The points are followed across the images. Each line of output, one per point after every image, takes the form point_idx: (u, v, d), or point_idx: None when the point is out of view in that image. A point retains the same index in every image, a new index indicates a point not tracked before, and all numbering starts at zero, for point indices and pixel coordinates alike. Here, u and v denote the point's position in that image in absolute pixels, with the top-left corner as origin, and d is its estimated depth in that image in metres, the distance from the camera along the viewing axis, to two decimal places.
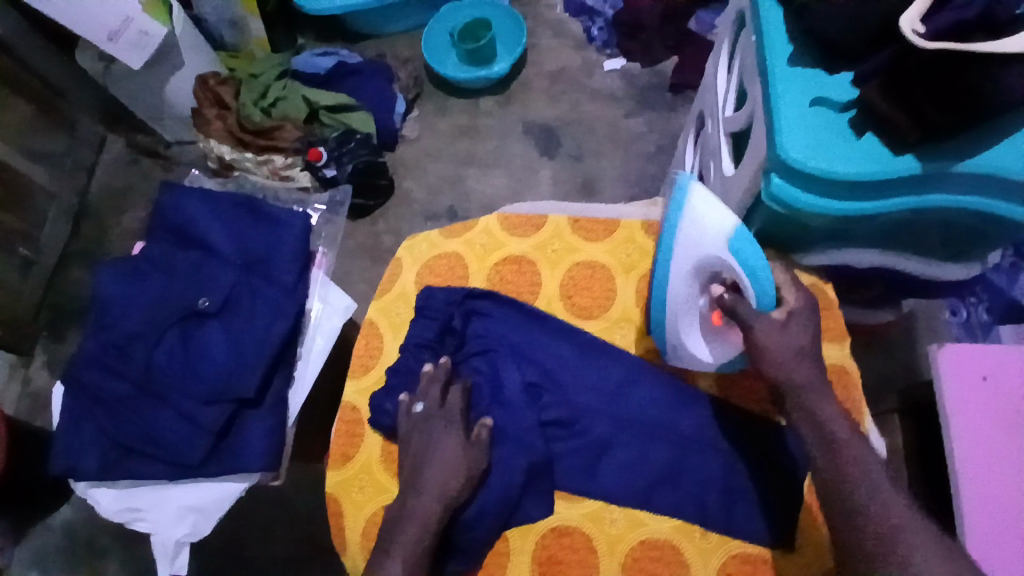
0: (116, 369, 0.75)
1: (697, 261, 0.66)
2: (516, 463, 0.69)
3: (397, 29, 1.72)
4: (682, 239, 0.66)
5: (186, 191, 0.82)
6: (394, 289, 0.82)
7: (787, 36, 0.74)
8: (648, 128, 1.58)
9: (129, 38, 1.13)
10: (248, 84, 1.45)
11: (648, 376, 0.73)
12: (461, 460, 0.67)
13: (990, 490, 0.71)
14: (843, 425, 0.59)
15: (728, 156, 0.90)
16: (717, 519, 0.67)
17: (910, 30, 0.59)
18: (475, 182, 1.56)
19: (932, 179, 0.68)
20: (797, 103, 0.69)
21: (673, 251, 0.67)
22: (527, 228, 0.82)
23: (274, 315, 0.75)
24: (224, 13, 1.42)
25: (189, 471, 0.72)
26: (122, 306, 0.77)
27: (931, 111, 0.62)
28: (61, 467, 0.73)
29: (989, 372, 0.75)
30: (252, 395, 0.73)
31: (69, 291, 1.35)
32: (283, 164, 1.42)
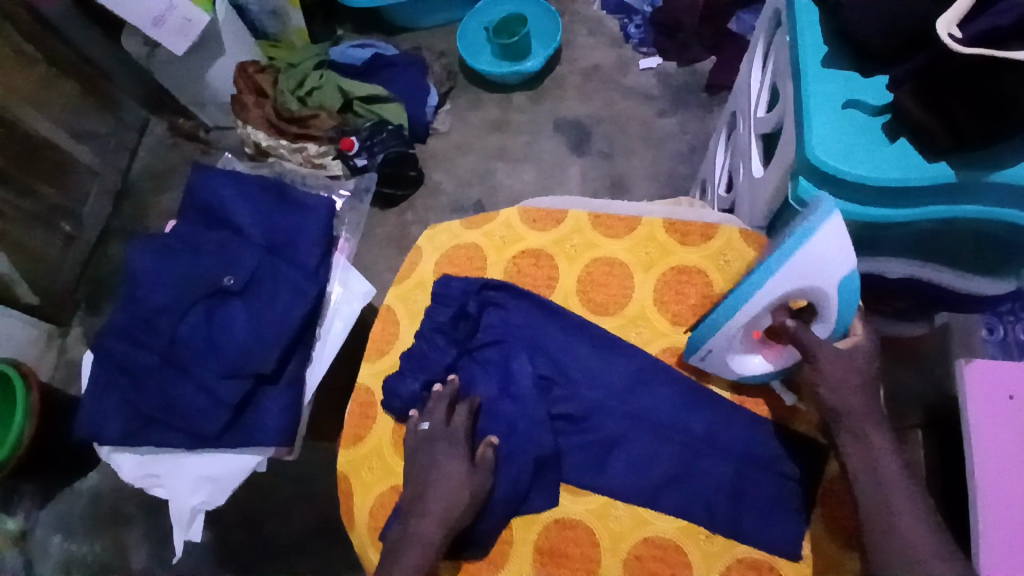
0: (143, 340, 0.77)
1: (795, 293, 0.60)
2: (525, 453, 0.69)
3: (434, 23, 1.73)
4: (796, 271, 0.58)
5: (218, 172, 0.84)
6: (412, 276, 0.83)
7: (822, 37, 0.72)
8: (681, 128, 1.56)
9: (172, 25, 1.17)
10: (287, 73, 1.48)
11: (661, 375, 0.73)
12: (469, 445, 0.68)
13: (1010, 511, 0.68)
14: None
15: (757, 157, 0.88)
16: (723, 523, 0.66)
17: (947, 33, 0.58)
18: (503, 176, 1.56)
19: (966, 189, 0.66)
20: (828, 104, 0.68)
21: (779, 280, 0.59)
22: (547, 222, 0.82)
23: (295, 295, 0.77)
24: (267, 3, 1.46)
25: (208, 443, 0.75)
26: (151, 280, 0.79)
27: (965, 118, 0.60)
28: (88, 432, 0.76)
29: (1016, 390, 0.72)
30: (270, 372, 0.75)
31: (107, 266, 1.40)
32: (316, 152, 1.45)
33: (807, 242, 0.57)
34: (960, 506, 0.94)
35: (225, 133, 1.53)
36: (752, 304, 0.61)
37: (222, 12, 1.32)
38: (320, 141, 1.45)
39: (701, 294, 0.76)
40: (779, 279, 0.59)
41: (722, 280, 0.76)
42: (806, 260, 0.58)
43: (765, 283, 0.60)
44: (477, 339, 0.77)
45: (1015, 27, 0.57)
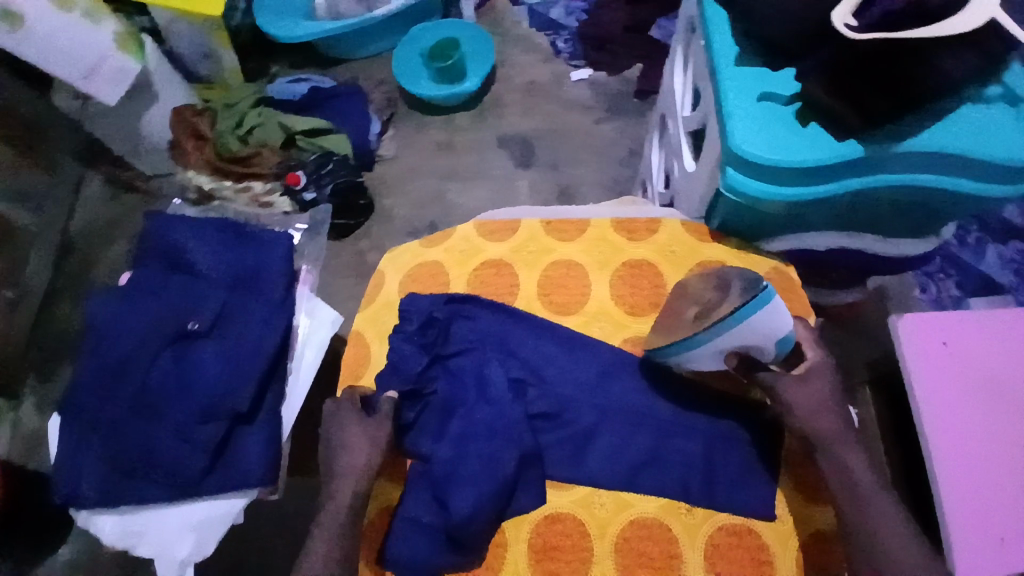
0: (112, 393, 0.76)
1: (741, 342, 0.65)
2: (506, 454, 0.71)
3: (370, 53, 1.77)
4: (739, 330, 0.63)
5: (173, 217, 0.85)
6: (379, 298, 0.86)
7: (733, 39, 0.79)
8: (620, 134, 1.64)
9: (105, 75, 1.18)
10: (224, 113, 1.50)
11: (625, 366, 0.77)
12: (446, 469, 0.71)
13: (961, 455, 0.72)
14: (788, 384, 0.67)
15: (688, 154, 0.94)
16: (699, 495, 0.70)
17: (842, 23, 0.65)
18: (455, 195, 1.60)
19: (876, 161, 0.72)
20: (745, 100, 0.74)
21: (723, 336, 0.64)
22: (503, 233, 0.87)
23: (263, 329, 0.78)
24: (197, 47, 1.48)
25: (189, 490, 0.74)
26: (115, 331, 0.78)
27: (872, 99, 0.67)
28: (63, 496, 0.73)
29: (948, 337, 0.78)
30: (245, 410, 0.75)
31: (57, 328, 1.35)
32: (263, 191, 1.44)
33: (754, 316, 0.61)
34: (912, 456, 1.02)
35: (167, 179, 1.52)
36: (705, 346, 0.66)
37: (152, 59, 1.32)
38: (265, 178, 1.45)
39: (654, 285, 0.81)
40: (750, 322, 0.62)
41: (671, 270, 0.82)
42: (778, 309, 0.62)
43: (749, 316, 0.62)
44: (449, 349, 0.80)
45: (903, 10, 0.66)
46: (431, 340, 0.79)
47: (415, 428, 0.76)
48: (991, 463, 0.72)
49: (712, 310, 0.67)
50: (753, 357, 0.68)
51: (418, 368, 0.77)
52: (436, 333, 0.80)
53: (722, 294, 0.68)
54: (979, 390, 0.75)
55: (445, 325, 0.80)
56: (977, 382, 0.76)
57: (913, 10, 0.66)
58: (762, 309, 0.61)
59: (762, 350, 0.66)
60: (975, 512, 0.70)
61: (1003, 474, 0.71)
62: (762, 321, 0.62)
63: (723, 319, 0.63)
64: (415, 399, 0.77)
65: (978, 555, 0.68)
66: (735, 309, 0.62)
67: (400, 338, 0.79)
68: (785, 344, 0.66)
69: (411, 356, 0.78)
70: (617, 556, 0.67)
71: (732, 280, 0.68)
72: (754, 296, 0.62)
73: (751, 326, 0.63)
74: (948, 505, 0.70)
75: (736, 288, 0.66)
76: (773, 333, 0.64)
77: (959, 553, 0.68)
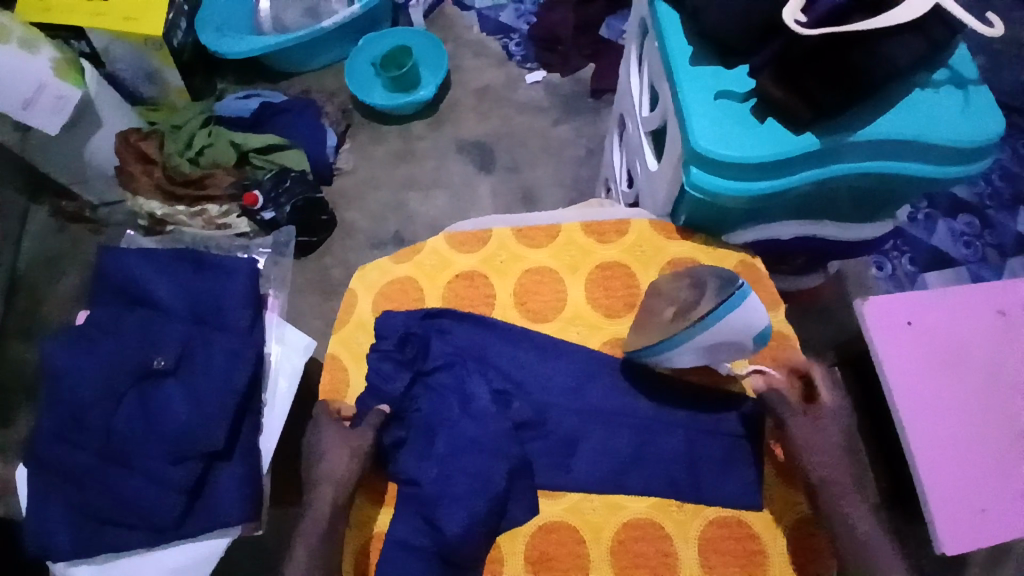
0: (78, 440, 0.73)
1: (720, 339, 0.65)
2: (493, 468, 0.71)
3: (320, 64, 1.73)
4: (716, 327, 0.64)
5: (128, 250, 0.81)
6: (351, 319, 0.83)
7: (686, 38, 0.79)
8: (577, 134, 1.65)
9: (44, 105, 1.12)
10: (173, 136, 1.43)
11: (606, 368, 0.78)
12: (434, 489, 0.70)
13: (932, 427, 0.76)
14: None
15: (650, 153, 0.95)
16: (685, 490, 0.71)
17: (793, 19, 0.66)
18: (417, 205, 1.58)
19: (832, 152, 0.74)
20: (703, 99, 0.75)
21: (702, 334, 0.64)
22: (473, 243, 0.85)
23: (231, 363, 0.74)
24: (138, 68, 1.44)
25: (168, 534, 0.71)
26: (75, 376, 0.74)
27: (820, 90, 0.69)
28: (35, 550, 0.70)
29: (912, 316, 0.81)
30: (221, 448, 0.72)
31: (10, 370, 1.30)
32: (218, 213, 1.39)
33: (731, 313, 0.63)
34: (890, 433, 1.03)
35: (115, 208, 1.46)
36: (685, 346, 0.66)
37: (93, 84, 1.27)
38: (219, 200, 1.39)
39: (627, 285, 0.82)
40: (727, 320, 0.63)
41: (642, 270, 0.83)
42: (753, 306, 0.63)
43: (726, 315, 0.63)
44: (429, 364, 0.78)
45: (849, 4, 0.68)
46: (411, 357, 0.79)
47: (402, 448, 0.74)
48: (960, 433, 0.76)
49: (690, 309, 0.67)
50: (734, 353, 0.68)
51: (400, 388, 0.77)
52: (415, 350, 0.79)
53: (697, 294, 0.68)
54: (943, 364, 0.79)
55: (424, 341, 0.79)
56: (941, 356, 0.79)
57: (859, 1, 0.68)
58: (738, 307, 0.62)
59: (742, 346, 0.67)
60: (949, 481, 0.74)
61: (971, 440, 0.76)
62: (738, 320, 0.63)
63: (701, 319, 0.64)
64: (401, 416, 0.76)
65: (957, 520, 0.73)
66: (712, 309, 0.63)
67: (379, 355, 0.78)
68: (763, 338, 0.66)
69: (391, 375, 0.77)
70: (613, 559, 0.68)
71: (706, 279, 0.69)
72: (730, 296, 0.62)
73: (728, 324, 0.64)
74: (926, 477, 0.74)
75: (711, 287, 0.67)
76: (751, 328, 0.65)
77: (939, 520, 0.73)
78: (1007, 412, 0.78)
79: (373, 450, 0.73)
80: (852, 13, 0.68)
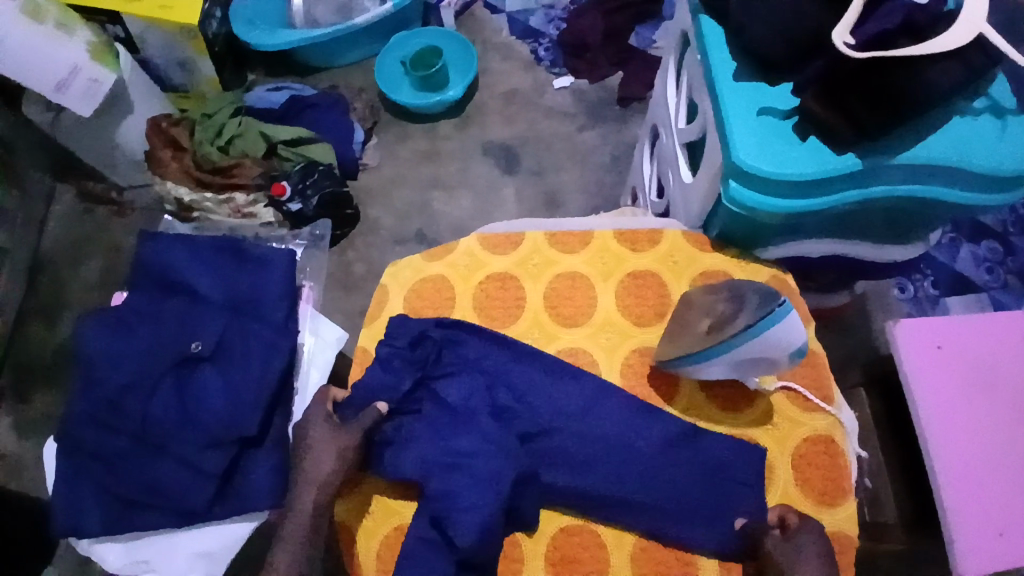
0: (112, 423, 0.73)
1: (755, 355, 0.66)
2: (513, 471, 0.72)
3: (350, 60, 1.75)
4: (751, 343, 0.64)
5: (167, 237, 0.82)
6: (383, 314, 0.84)
7: (729, 54, 0.79)
8: (603, 141, 1.66)
9: (78, 88, 1.14)
10: (203, 124, 1.44)
11: (635, 375, 0.79)
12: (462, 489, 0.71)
13: (958, 452, 0.77)
14: None
15: (685, 164, 0.95)
16: (699, 500, 0.72)
17: (842, 42, 0.66)
18: (440, 204, 1.59)
19: (872, 173, 0.74)
20: (746, 114, 0.75)
21: (736, 348, 0.65)
22: (506, 246, 0.86)
23: (267, 352, 0.76)
24: (173, 56, 1.46)
25: (197, 518, 0.72)
26: (112, 359, 0.75)
27: (864, 110, 0.69)
28: (65, 527, 0.71)
29: (942, 340, 0.81)
30: (255, 434, 0.73)
31: (33, 348, 1.35)
32: (245, 202, 1.41)
33: (769, 330, 0.63)
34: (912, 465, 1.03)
35: (141, 192, 1.48)
36: (719, 359, 0.67)
37: (128, 70, 1.29)
38: (248, 189, 1.41)
39: (659, 295, 0.82)
40: (763, 337, 0.63)
41: (674, 281, 0.83)
42: (791, 324, 0.63)
43: (763, 332, 0.63)
44: (445, 363, 0.79)
45: (899, 28, 0.68)
46: (421, 359, 0.79)
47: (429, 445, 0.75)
48: (985, 458, 0.76)
49: (725, 321, 0.68)
50: (767, 369, 0.69)
51: (404, 387, 0.77)
52: (426, 353, 0.80)
53: (734, 307, 0.68)
54: (971, 389, 0.79)
55: (437, 347, 0.80)
56: (969, 381, 0.79)
57: (903, 27, 0.68)
58: (775, 326, 0.62)
59: (775, 362, 0.67)
60: (972, 505, 0.74)
61: (998, 467, 0.76)
62: (774, 338, 0.64)
63: (736, 334, 0.64)
64: (400, 414, 0.77)
65: (980, 548, 0.73)
66: (749, 326, 0.63)
67: (389, 349, 0.79)
68: (798, 354, 0.66)
69: (398, 372, 0.78)
70: (634, 563, 0.70)
71: (745, 293, 0.69)
72: (764, 317, 0.63)
73: (764, 341, 0.64)
74: (949, 502, 0.74)
75: (751, 302, 0.67)
76: (787, 345, 0.65)
77: (961, 546, 0.73)
78: None
79: (366, 452, 0.73)
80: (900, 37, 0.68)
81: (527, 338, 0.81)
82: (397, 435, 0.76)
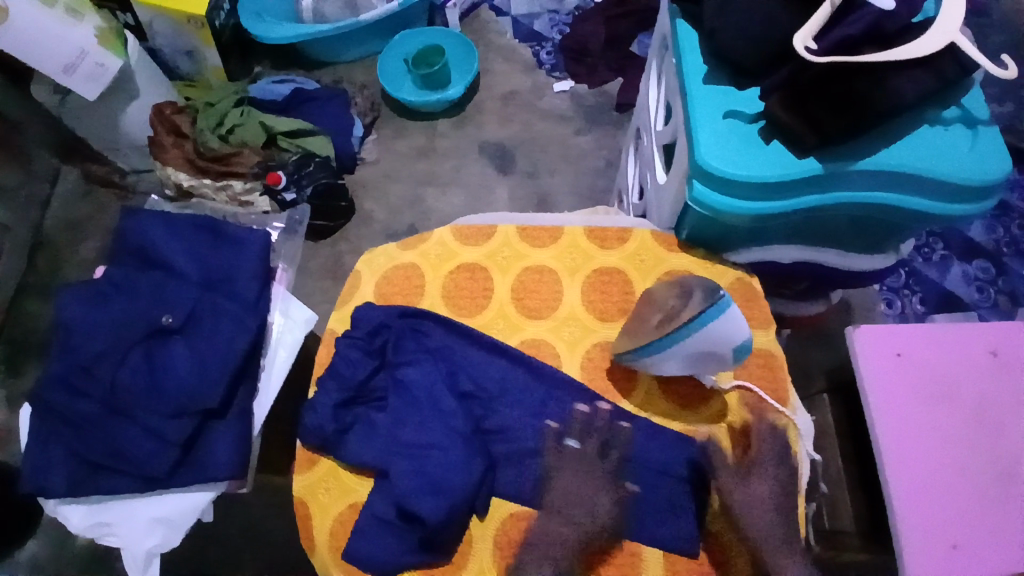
0: (83, 388, 0.76)
1: (702, 349, 0.68)
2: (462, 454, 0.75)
3: (353, 56, 1.78)
4: (698, 332, 0.67)
5: (148, 214, 0.84)
6: (354, 299, 0.87)
7: (701, 58, 0.81)
8: (598, 145, 1.67)
9: (84, 71, 1.17)
10: (205, 112, 1.47)
11: (593, 369, 0.80)
12: (416, 473, 0.72)
13: (911, 459, 0.77)
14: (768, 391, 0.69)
15: (661, 167, 0.97)
16: (642, 490, 0.74)
17: (802, 47, 0.67)
18: (434, 201, 1.62)
19: (833, 179, 0.75)
20: (712, 117, 0.76)
21: (684, 339, 0.68)
22: (478, 238, 0.88)
23: (235, 329, 0.78)
24: (179, 44, 1.49)
25: (159, 485, 0.74)
26: (86, 328, 0.78)
27: (824, 116, 0.70)
28: (30, 487, 0.74)
29: (903, 348, 0.82)
30: (217, 406, 0.75)
31: (26, 324, 1.38)
32: (242, 189, 1.42)
33: (713, 319, 0.66)
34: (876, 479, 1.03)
35: (144, 176, 1.52)
36: (667, 351, 0.69)
37: (133, 54, 1.32)
38: (245, 177, 1.43)
39: (623, 292, 0.84)
40: (709, 326, 0.67)
41: (640, 278, 0.85)
42: (732, 317, 0.67)
43: (708, 323, 0.66)
44: (405, 353, 0.81)
45: (862, 36, 0.68)
46: (379, 348, 0.81)
47: (386, 427, 0.76)
48: (938, 466, 0.77)
49: (673, 316, 0.70)
50: (712, 367, 0.71)
51: (364, 374, 0.80)
52: (384, 342, 0.82)
53: (684, 302, 0.70)
54: (929, 398, 0.80)
55: (396, 336, 0.82)
56: (927, 390, 0.80)
57: (868, 34, 0.69)
58: (716, 318, 0.66)
59: (722, 359, 0.70)
60: (920, 510, 0.75)
61: (952, 477, 0.76)
62: (720, 330, 0.67)
63: (683, 325, 0.67)
64: (360, 404, 0.80)
65: (929, 557, 0.73)
66: (695, 316, 0.67)
67: (352, 337, 0.81)
68: (740, 350, 0.69)
69: (357, 362, 0.80)
70: (579, 555, 0.71)
71: (693, 288, 0.70)
72: (711, 305, 0.66)
73: (708, 333, 0.67)
74: (900, 510, 0.75)
75: (696, 296, 0.69)
76: (731, 340, 0.68)
77: (909, 555, 0.73)
78: (990, 451, 0.78)
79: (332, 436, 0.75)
80: (864, 45, 0.69)
81: (492, 328, 0.83)
82: (360, 418, 0.78)
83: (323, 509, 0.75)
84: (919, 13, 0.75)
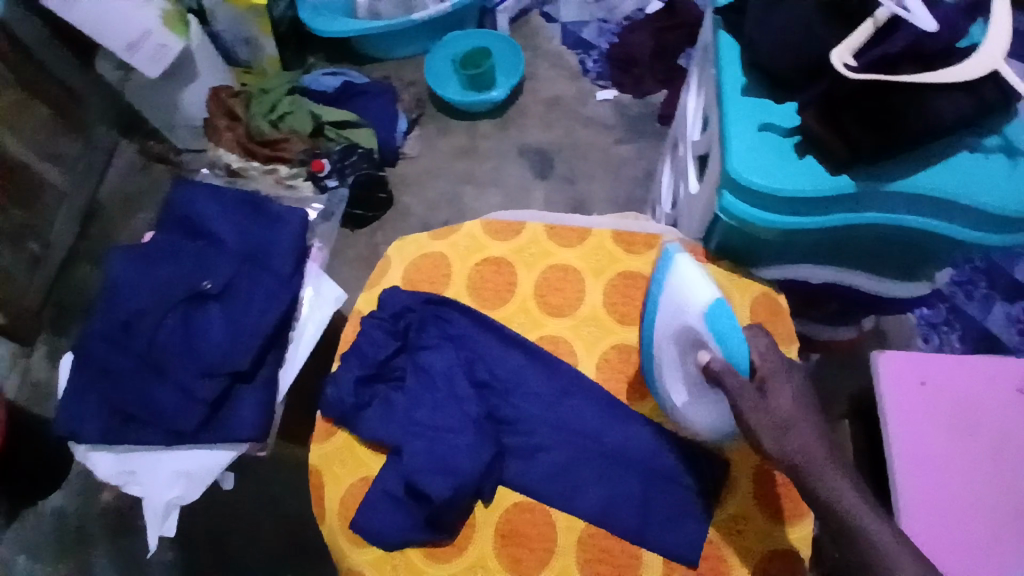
0: (124, 344, 0.81)
1: (677, 327, 0.71)
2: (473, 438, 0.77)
3: (404, 54, 1.82)
4: (660, 297, 0.75)
5: (197, 186, 0.89)
6: (382, 282, 0.89)
7: (741, 70, 0.81)
8: (637, 155, 1.67)
9: (147, 51, 1.24)
10: (258, 99, 1.53)
11: (609, 369, 0.81)
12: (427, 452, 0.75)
13: (928, 489, 0.75)
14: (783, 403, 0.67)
15: (694, 176, 0.97)
16: (648, 491, 0.74)
17: (840, 63, 0.67)
18: (470, 200, 1.64)
19: (865, 198, 0.75)
20: (747, 128, 0.76)
21: (656, 313, 0.75)
22: (506, 232, 0.90)
23: (268, 299, 0.82)
24: (239, 31, 1.54)
25: (184, 441, 0.78)
26: (132, 287, 0.83)
27: (859, 133, 0.69)
28: (67, 432, 0.78)
29: (928, 376, 0.81)
30: (246, 369, 0.79)
31: (75, 286, 1.44)
32: (287, 174, 1.48)
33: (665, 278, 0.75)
34: None
35: (196, 156, 1.59)
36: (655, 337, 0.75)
37: (195, 37, 1.39)
38: (291, 162, 1.49)
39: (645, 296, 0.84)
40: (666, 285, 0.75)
41: None
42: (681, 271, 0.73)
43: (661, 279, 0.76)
44: (427, 337, 0.84)
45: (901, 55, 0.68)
46: (402, 331, 0.84)
47: (403, 406, 0.79)
48: (955, 498, 0.75)
49: None
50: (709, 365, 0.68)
51: (386, 353, 0.83)
52: (408, 325, 0.85)
53: None
54: (951, 428, 0.78)
55: (419, 320, 0.84)
56: (950, 420, 0.79)
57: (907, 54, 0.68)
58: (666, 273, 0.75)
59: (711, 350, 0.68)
60: (932, 541, 0.73)
61: (969, 511, 0.74)
62: (676, 292, 0.72)
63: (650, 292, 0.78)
64: (380, 382, 0.82)
65: None
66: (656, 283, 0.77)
67: (379, 318, 0.84)
68: (721, 327, 0.66)
69: (380, 342, 0.83)
70: (580, 551, 0.72)
71: None
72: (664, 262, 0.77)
73: (667, 295, 0.74)
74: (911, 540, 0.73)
75: None
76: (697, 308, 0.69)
77: None
78: (1013, 488, 0.75)
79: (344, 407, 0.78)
80: (902, 64, 0.69)
81: (513, 321, 0.85)
82: (378, 396, 0.81)
83: (336, 480, 0.78)
84: (965, 37, 0.74)
